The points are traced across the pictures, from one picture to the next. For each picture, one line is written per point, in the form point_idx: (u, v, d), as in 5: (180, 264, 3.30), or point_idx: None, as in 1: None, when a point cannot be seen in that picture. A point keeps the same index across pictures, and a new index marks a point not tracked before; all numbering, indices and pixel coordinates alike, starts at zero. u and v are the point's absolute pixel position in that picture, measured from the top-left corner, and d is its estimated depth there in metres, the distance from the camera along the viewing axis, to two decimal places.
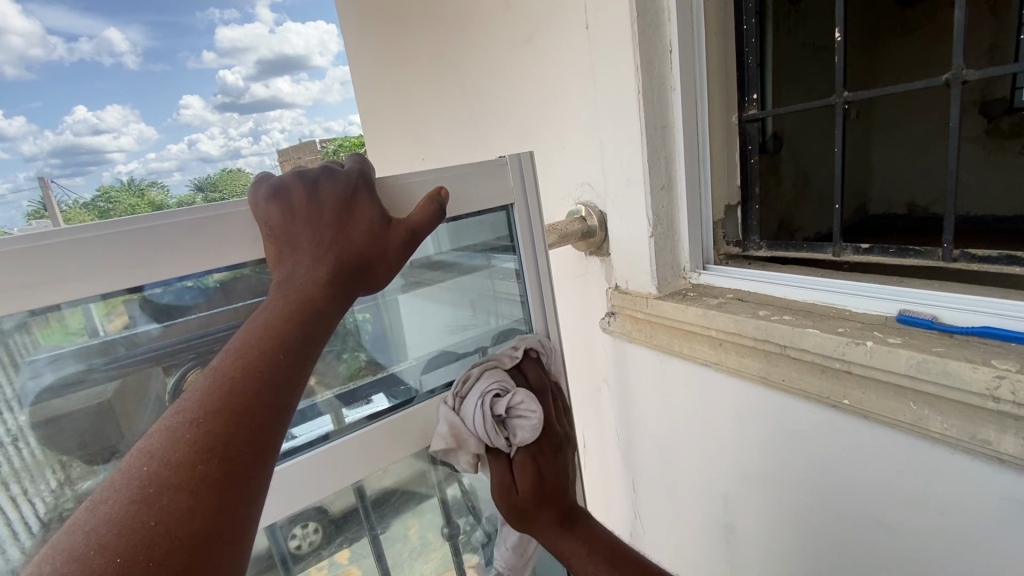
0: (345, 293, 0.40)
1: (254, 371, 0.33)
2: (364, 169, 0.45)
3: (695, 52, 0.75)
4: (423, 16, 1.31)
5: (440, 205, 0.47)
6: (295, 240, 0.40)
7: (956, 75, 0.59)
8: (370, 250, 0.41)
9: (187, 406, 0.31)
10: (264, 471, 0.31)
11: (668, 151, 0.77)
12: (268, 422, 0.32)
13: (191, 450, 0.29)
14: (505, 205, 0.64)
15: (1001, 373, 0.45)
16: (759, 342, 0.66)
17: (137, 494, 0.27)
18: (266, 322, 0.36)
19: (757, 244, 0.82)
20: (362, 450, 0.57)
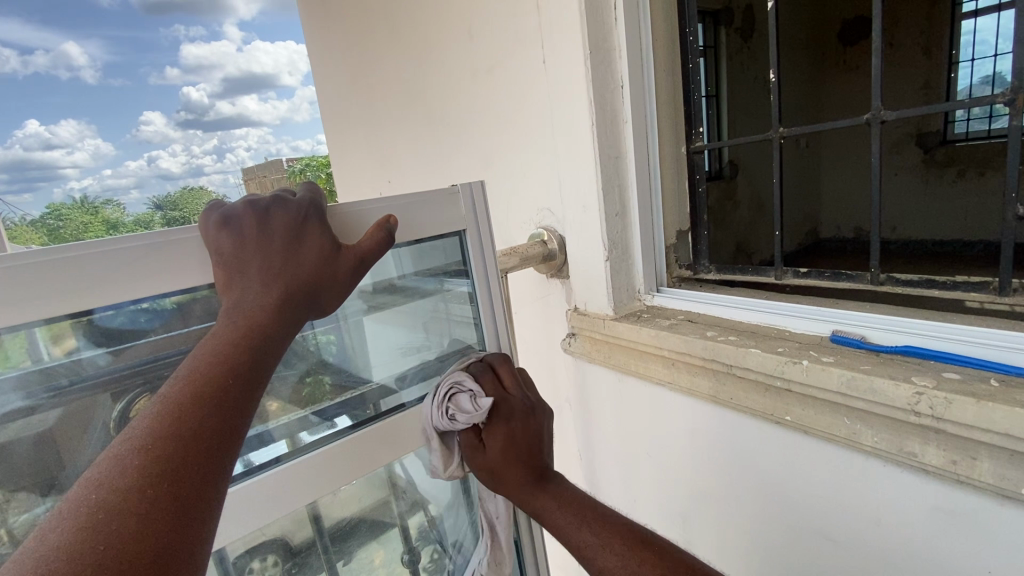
0: (296, 318, 0.41)
1: (204, 395, 0.33)
2: (315, 198, 0.45)
3: (644, 86, 0.79)
4: (388, 43, 1.34)
5: (389, 233, 0.49)
6: (244, 266, 0.40)
7: (874, 114, 0.64)
8: (321, 276, 0.42)
9: (135, 432, 0.31)
10: (216, 494, 0.31)
11: (622, 179, 0.81)
12: (219, 445, 0.32)
13: (141, 475, 0.29)
14: (458, 232, 0.65)
15: (920, 389, 0.49)
16: (708, 362, 0.69)
17: (84, 520, 0.26)
18: (215, 348, 0.36)
19: (707, 267, 0.86)
20: (322, 473, 0.56)
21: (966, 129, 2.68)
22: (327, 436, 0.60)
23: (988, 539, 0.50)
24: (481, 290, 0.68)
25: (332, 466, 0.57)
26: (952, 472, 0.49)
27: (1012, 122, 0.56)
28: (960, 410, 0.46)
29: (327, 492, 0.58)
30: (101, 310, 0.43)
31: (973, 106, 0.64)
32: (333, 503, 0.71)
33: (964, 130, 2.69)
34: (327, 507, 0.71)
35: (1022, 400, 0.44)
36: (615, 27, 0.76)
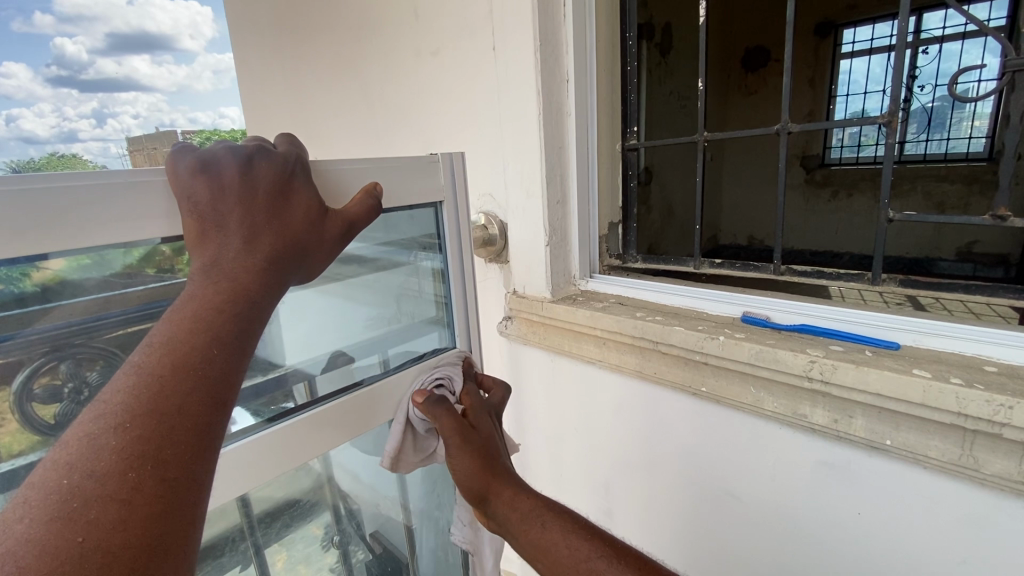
0: (281, 280, 0.40)
1: (185, 368, 0.32)
2: (299, 155, 0.44)
3: (588, 84, 0.84)
4: (322, 14, 1.28)
5: (376, 200, 0.50)
6: (223, 221, 0.38)
7: (783, 126, 0.74)
8: (307, 240, 0.42)
9: (110, 407, 0.29)
10: (205, 471, 0.31)
11: (563, 169, 0.85)
12: (204, 422, 0.32)
13: (121, 457, 0.28)
14: (435, 202, 0.68)
15: (813, 358, 0.58)
16: (635, 339, 0.75)
17: (61, 506, 0.26)
18: (195, 313, 0.34)
19: (634, 257, 0.94)
20: (248, 461, 0.52)
21: (839, 155, 3.05)
22: (263, 419, 0.56)
23: (857, 483, 0.60)
24: (453, 264, 0.72)
25: (256, 459, 0.53)
26: (834, 429, 0.59)
27: (886, 141, 0.68)
28: (844, 374, 0.55)
29: (258, 484, 0.54)
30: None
31: (856, 127, 0.76)
32: (260, 489, 0.67)
33: (838, 156, 3.06)
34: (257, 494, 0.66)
35: (887, 365, 0.54)
36: (563, 24, 0.80)
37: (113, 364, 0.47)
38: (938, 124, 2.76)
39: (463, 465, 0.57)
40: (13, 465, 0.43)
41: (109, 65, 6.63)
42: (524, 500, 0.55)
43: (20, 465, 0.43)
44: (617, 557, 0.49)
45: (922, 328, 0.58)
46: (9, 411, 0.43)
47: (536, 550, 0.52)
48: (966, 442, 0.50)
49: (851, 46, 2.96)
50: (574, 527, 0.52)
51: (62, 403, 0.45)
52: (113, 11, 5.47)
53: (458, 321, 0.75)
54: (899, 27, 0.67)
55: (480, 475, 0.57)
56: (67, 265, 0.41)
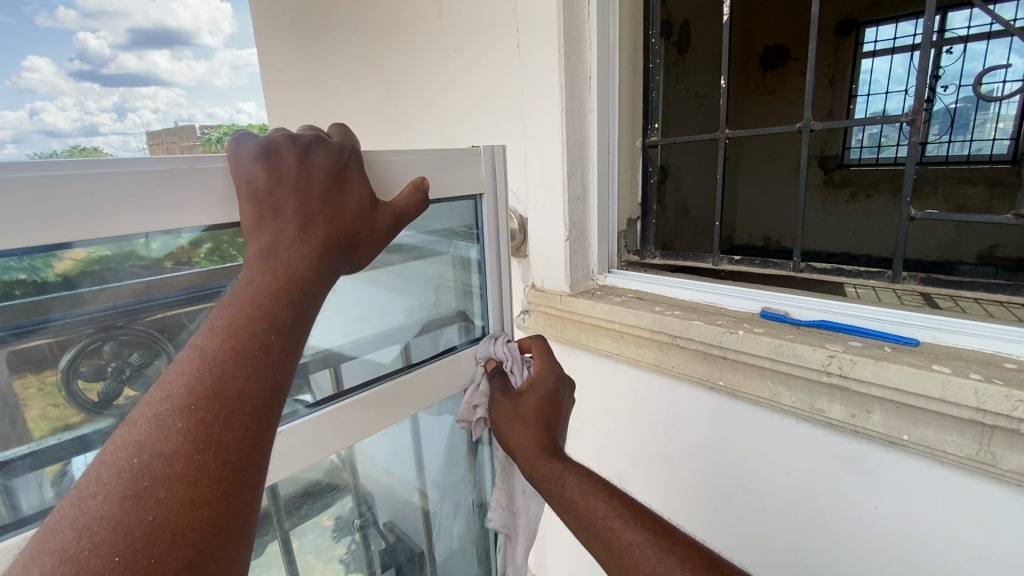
0: (331, 269, 0.42)
1: (244, 355, 0.34)
2: (353, 147, 0.46)
3: (610, 81, 0.85)
4: (346, 11, 1.31)
5: (424, 194, 0.52)
6: (279, 211, 0.40)
7: (806, 123, 0.74)
8: (356, 231, 0.44)
9: (176, 390, 0.31)
10: (260, 455, 0.33)
11: (584, 165, 0.87)
12: (261, 406, 0.34)
13: (186, 439, 0.30)
14: (475, 194, 0.70)
15: (832, 353, 0.58)
16: (654, 333, 0.76)
17: (133, 484, 0.28)
18: (252, 301, 0.36)
19: (653, 253, 0.95)
20: (280, 448, 0.54)
21: (858, 155, 3.00)
22: (288, 411, 0.57)
23: (874, 478, 0.61)
24: (491, 256, 0.75)
25: (288, 446, 0.54)
26: (850, 424, 0.60)
27: (910, 139, 0.68)
28: (862, 370, 0.56)
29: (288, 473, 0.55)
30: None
31: (879, 125, 0.76)
32: (293, 478, 0.70)
33: (857, 156, 3.02)
34: (284, 481, 0.69)
35: (906, 360, 0.55)
36: (587, 21, 0.81)
37: (151, 343, 0.49)
38: (961, 124, 2.71)
39: (521, 437, 0.62)
40: (58, 440, 0.45)
41: (130, 60, 6.76)
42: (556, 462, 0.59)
43: (65, 440, 0.45)
44: (634, 521, 0.52)
45: (942, 325, 0.59)
46: (56, 394, 0.44)
47: (563, 506, 0.56)
48: (984, 437, 0.51)
49: (873, 45, 2.92)
50: (596, 489, 0.56)
51: (105, 381, 0.47)
52: (137, 7, 5.57)
53: (491, 308, 0.78)
54: (925, 24, 0.67)
55: (525, 440, 0.62)
56: (90, 254, 0.41)
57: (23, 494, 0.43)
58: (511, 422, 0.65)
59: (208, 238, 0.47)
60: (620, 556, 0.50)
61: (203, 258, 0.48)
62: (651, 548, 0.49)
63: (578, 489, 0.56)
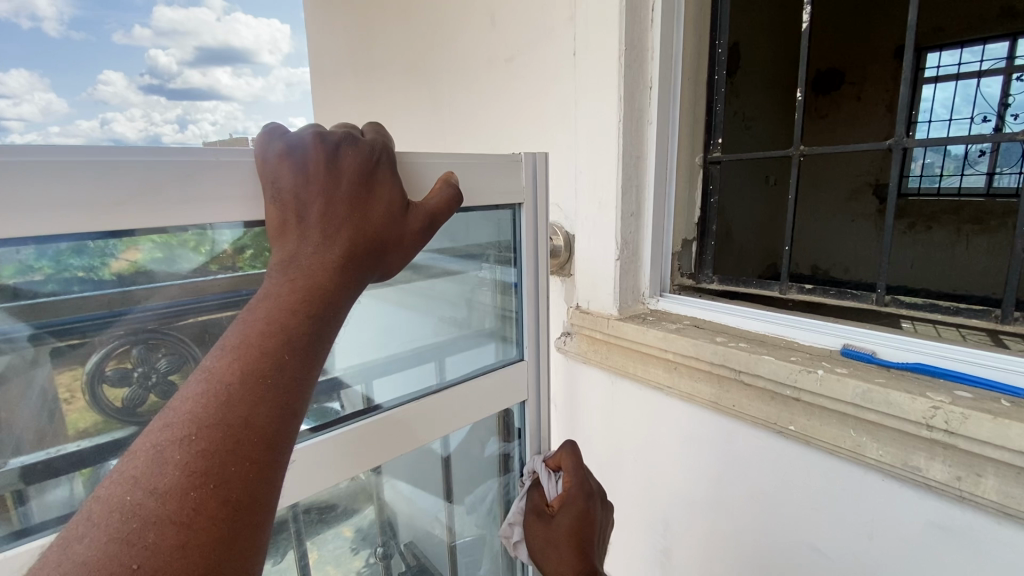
0: (358, 277, 0.38)
1: (255, 375, 0.29)
2: (384, 144, 0.42)
3: (672, 92, 0.80)
4: (398, 24, 1.31)
5: (456, 189, 0.47)
6: (304, 213, 0.36)
7: (897, 141, 0.67)
8: (385, 236, 0.39)
9: (180, 415, 0.27)
10: (269, 488, 0.29)
11: (639, 180, 0.81)
12: (272, 433, 0.29)
13: (184, 473, 0.26)
14: (514, 204, 0.65)
15: (936, 403, 0.50)
16: (714, 367, 0.69)
17: (122, 525, 0.24)
18: (270, 313, 0.32)
19: (710, 278, 0.88)
20: (304, 466, 0.49)
21: (918, 184, 2.85)
22: (310, 426, 0.52)
23: (980, 553, 0.52)
24: (528, 279, 0.68)
25: (312, 464, 0.50)
26: (956, 488, 0.50)
27: None
28: (976, 426, 0.48)
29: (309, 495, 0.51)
30: (26, 268, 0.35)
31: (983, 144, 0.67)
32: (315, 497, 0.64)
33: (916, 185, 2.85)
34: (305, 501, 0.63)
35: None
36: (650, 29, 0.76)
37: (179, 350, 0.47)
38: None
39: (553, 557, 0.61)
40: (78, 447, 0.43)
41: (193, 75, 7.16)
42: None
43: (86, 447, 0.44)
44: None
45: None
46: (79, 393, 0.43)
47: None
48: None
49: (937, 70, 2.77)
50: None
51: (131, 387, 0.46)
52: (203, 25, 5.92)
53: (527, 335, 0.71)
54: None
55: (562, 536, 0.61)
56: (146, 254, 0.40)
57: (36, 508, 0.41)
58: (545, 548, 0.62)
59: (247, 239, 0.44)
60: None
61: (246, 262, 0.46)
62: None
63: None
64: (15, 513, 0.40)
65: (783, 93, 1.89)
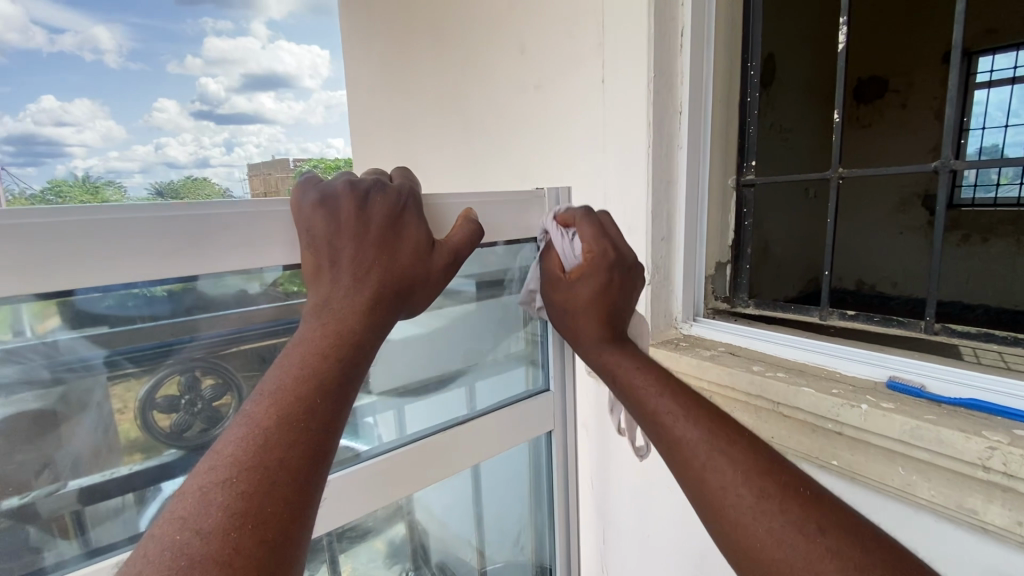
0: (386, 320, 0.39)
1: (292, 419, 0.31)
2: (412, 188, 0.43)
3: (703, 116, 0.79)
4: (431, 52, 1.35)
5: (478, 225, 0.48)
6: (336, 259, 0.37)
7: (943, 163, 0.64)
8: (413, 279, 0.40)
9: (223, 458, 0.28)
10: (304, 527, 0.29)
11: (670, 205, 0.80)
12: (307, 474, 0.30)
13: (227, 513, 0.27)
14: (537, 238, 0.65)
15: (992, 444, 0.47)
16: (751, 397, 0.67)
17: (171, 562, 0.24)
18: (305, 358, 0.34)
19: (745, 301, 0.86)
20: (349, 490, 0.52)
21: (972, 195, 2.70)
22: (351, 451, 0.55)
23: None
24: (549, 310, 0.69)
25: (357, 489, 0.52)
26: (1016, 535, 0.47)
27: None
28: None
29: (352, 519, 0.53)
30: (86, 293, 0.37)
31: None
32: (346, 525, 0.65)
33: (969, 196, 2.70)
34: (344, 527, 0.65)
35: None
36: (680, 54, 0.76)
37: (223, 377, 0.50)
38: None
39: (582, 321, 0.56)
40: (128, 469, 0.46)
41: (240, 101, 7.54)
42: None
43: (136, 471, 0.47)
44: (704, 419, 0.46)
45: None
46: (133, 418, 0.45)
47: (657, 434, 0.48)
48: None
49: (989, 75, 2.64)
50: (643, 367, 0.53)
51: (178, 413, 0.48)
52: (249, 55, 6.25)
53: (551, 364, 0.72)
54: None
55: (587, 324, 0.56)
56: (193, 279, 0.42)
57: (94, 526, 0.45)
58: (569, 312, 0.57)
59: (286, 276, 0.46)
60: (678, 452, 0.46)
61: (286, 283, 0.48)
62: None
63: (657, 391, 0.50)
64: (73, 526, 0.44)
65: (820, 105, 1.84)
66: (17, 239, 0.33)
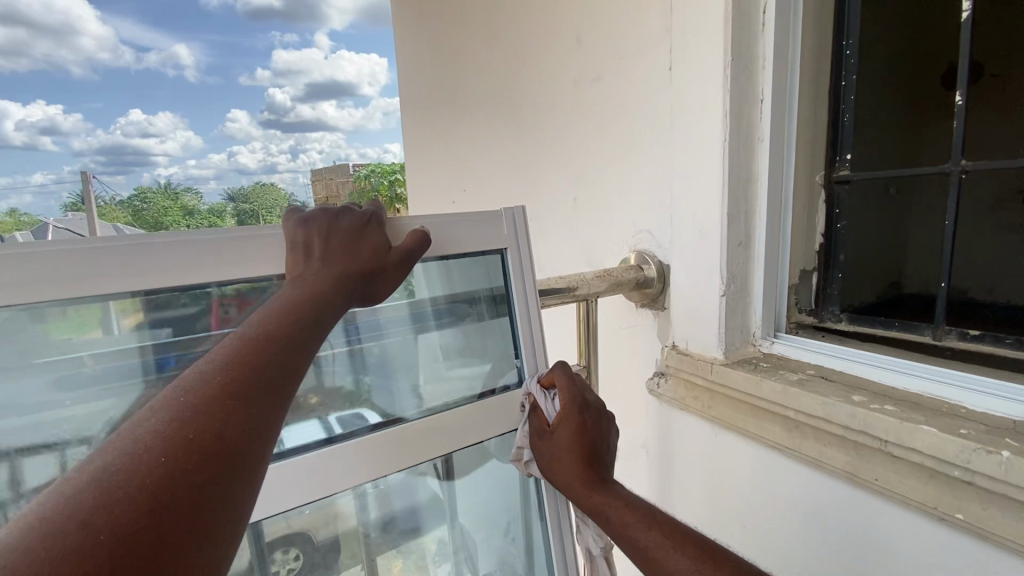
0: (353, 294, 0.48)
1: (277, 334, 0.39)
2: (375, 213, 0.54)
3: (789, 103, 0.69)
4: (483, 50, 1.31)
5: (423, 236, 0.55)
6: (310, 251, 0.48)
7: None
8: (374, 265, 0.50)
9: (221, 354, 0.36)
10: (279, 415, 0.35)
11: (749, 205, 0.70)
12: (285, 376, 0.37)
13: (224, 385, 0.33)
14: (500, 251, 0.67)
15: None
16: (851, 433, 0.57)
17: (177, 411, 0.31)
18: (288, 301, 0.42)
19: (836, 316, 0.74)
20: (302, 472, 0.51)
21: None
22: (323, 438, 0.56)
23: None
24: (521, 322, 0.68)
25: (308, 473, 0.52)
26: None
27: None
28: None
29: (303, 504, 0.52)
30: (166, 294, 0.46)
31: None
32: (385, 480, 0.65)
33: None
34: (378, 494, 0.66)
35: None
36: (761, 35, 0.67)
37: None
38: None
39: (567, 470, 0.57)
40: None
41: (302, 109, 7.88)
42: (601, 493, 0.56)
43: None
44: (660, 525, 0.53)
45: None
46: None
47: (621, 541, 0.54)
48: None
49: None
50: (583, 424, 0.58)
51: None
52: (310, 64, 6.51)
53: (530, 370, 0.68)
54: None
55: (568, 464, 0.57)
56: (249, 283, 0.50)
57: None
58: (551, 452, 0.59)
59: None
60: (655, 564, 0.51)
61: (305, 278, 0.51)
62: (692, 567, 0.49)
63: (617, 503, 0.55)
64: None
65: None
66: (115, 257, 0.43)
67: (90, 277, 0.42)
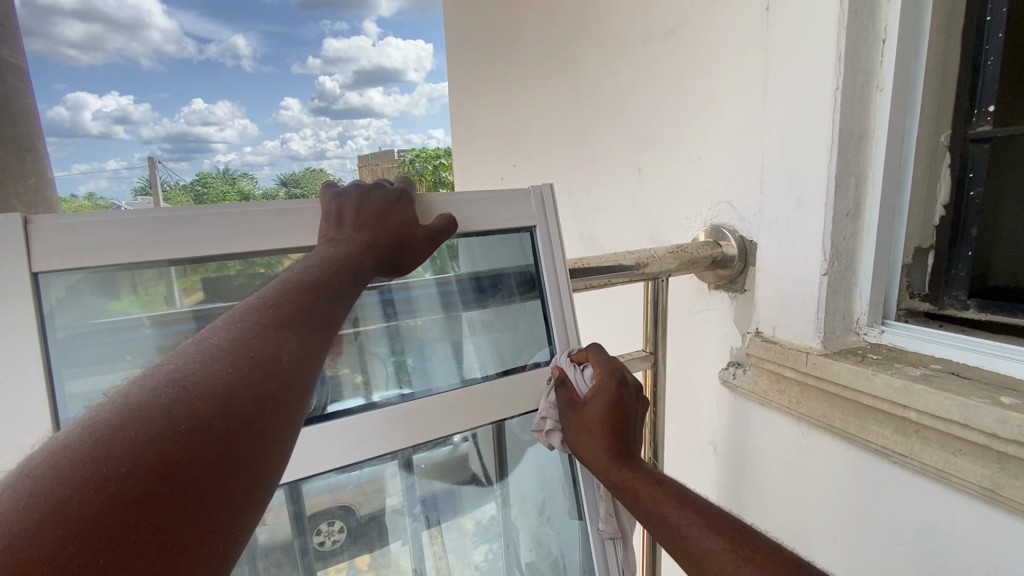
0: (382, 261, 0.46)
1: (319, 281, 0.38)
2: (407, 185, 0.53)
3: (920, 44, 0.57)
4: (539, 13, 1.22)
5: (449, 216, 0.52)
6: (342, 216, 0.46)
7: None
8: (406, 231, 0.48)
9: (266, 294, 0.35)
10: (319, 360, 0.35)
11: (861, 169, 0.60)
12: (325, 323, 0.36)
13: (267, 323, 0.33)
14: (528, 229, 0.60)
15: None
16: (995, 443, 0.46)
17: (224, 344, 0.30)
18: (326, 254, 0.41)
19: (962, 304, 0.59)
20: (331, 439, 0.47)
21: None
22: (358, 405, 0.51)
23: None
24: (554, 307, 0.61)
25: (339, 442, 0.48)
26: None
27: None
28: None
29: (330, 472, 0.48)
30: (222, 266, 0.46)
31: None
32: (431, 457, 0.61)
33: None
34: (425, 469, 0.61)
35: None
36: None
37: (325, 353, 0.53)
38: None
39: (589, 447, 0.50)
40: None
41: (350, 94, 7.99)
42: (626, 469, 0.48)
43: None
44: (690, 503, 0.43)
45: None
46: None
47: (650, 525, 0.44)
48: None
49: None
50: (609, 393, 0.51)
51: None
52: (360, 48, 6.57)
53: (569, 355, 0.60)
54: None
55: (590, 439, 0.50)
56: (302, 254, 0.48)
57: None
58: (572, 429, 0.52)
59: None
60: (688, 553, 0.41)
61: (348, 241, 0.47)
62: (732, 556, 0.38)
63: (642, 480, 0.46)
64: None
65: None
66: (180, 229, 0.42)
67: (154, 244, 0.41)
